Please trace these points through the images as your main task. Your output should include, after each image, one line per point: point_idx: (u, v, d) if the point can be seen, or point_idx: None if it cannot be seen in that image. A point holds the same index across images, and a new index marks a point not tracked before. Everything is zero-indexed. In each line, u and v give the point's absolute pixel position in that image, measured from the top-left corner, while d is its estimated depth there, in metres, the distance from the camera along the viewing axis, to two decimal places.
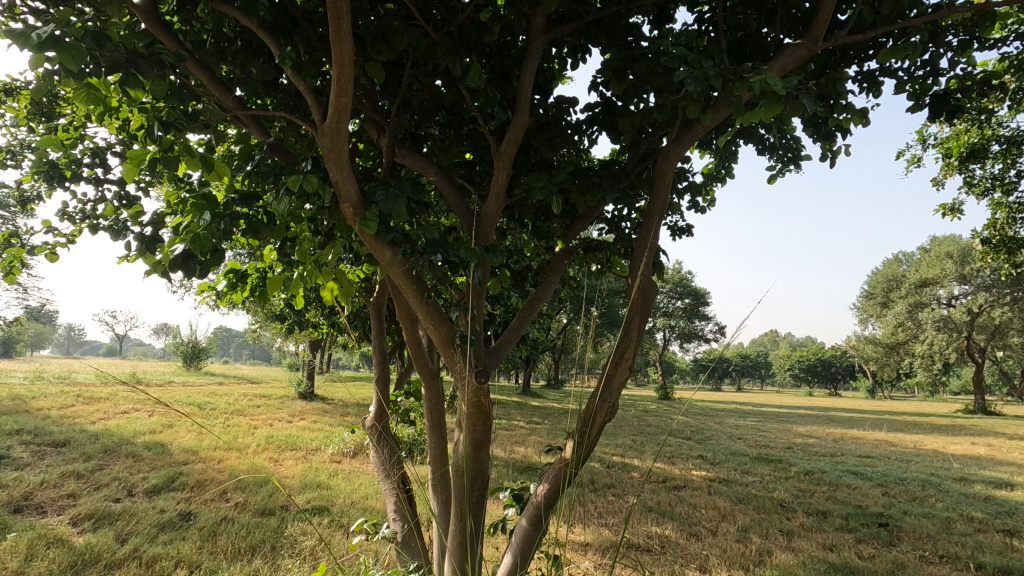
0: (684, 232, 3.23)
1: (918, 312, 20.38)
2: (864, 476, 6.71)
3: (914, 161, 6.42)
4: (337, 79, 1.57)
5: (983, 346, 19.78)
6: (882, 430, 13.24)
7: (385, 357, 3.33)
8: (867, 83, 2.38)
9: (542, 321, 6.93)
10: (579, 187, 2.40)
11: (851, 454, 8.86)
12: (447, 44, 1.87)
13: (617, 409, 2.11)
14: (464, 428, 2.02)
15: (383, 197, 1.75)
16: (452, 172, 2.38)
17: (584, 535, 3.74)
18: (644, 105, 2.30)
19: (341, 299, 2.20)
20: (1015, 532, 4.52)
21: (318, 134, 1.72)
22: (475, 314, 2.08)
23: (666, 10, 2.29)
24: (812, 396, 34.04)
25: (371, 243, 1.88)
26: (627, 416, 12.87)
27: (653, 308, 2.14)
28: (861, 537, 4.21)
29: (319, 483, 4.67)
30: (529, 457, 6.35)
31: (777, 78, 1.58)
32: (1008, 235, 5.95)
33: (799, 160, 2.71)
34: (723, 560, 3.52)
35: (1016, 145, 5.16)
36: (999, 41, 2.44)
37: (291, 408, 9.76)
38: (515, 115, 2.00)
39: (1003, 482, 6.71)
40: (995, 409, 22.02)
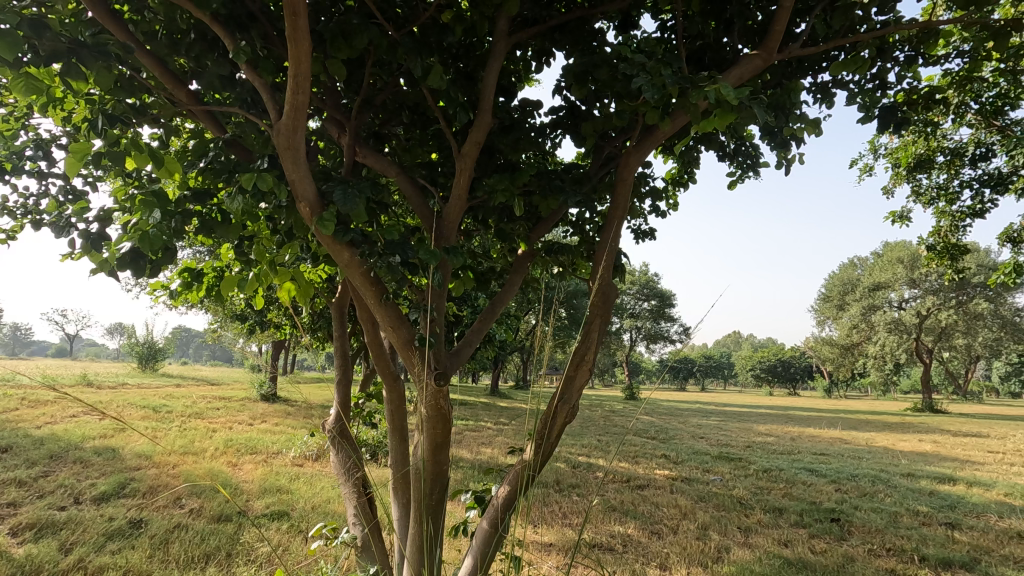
0: (647, 235, 3.30)
1: (872, 315, 21.23)
2: (818, 473, 6.94)
3: (866, 170, 6.71)
4: (294, 77, 1.54)
5: (931, 347, 20.73)
6: (837, 429, 13.73)
7: (348, 359, 3.29)
8: (820, 95, 2.47)
9: (510, 322, 6.95)
10: (541, 190, 2.41)
11: (807, 451, 9.16)
12: (409, 44, 1.85)
13: (578, 410, 2.11)
14: (423, 431, 2.00)
15: (341, 197, 1.71)
16: (414, 173, 2.36)
17: (547, 535, 3.76)
18: (606, 110, 2.33)
19: (298, 300, 2.16)
20: (957, 525, 4.75)
21: (274, 132, 1.67)
22: (435, 316, 2.06)
23: (630, 16, 2.32)
24: (773, 395, 35.02)
25: (329, 243, 1.83)
26: (593, 416, 13.01)
27: (613, 310, 2.16)
28: (814, 532, 4.35)
29: (279, 487, 4.56)
30: (495, 458, 6.34)
31: (730, 87, 1.62)
32: (952, 242, 6.27)
33: (757, 166, 2.79)
34: (682, 558, 3.58)
35: (960, 157, 5.44)
36: (943, 58, 2.56)
37: (252, 411, 9.52)
38: (478, 117, 1.99)
39: (946, 477, 7.05)
40: (941, 407, 23.10)
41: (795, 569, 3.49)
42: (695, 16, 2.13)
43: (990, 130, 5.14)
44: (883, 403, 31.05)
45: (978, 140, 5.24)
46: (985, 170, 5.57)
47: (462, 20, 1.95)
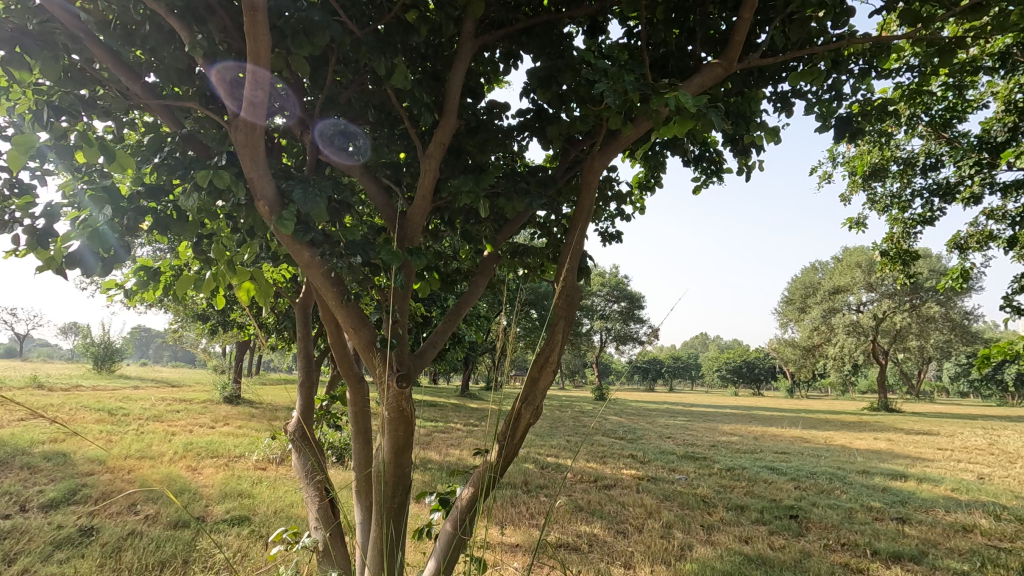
0: (614, 238, 3.34)
1: (831, 317, 21.96)
2: (779, 471, 7.15)
3: (825, 177, 6.92)
4: (252, 72, 1.50)
5: (887, 349, 21.56)
6: (797, 428, 14.14)
7: (312, 361, 3.22)
8: (780, 104, 2.55)
9: (479, 323, 6.93)
10: (508, 192, 2.41)
11: (768, 450, 9.43)
12: (372, 44, 1.82)
13: (543, 410, 2.12)
14: (385, 433, 1.97)
15: (301, 196, 1.67)
16: (379, 173, 2.33)
17: (514, 536, 3.77)
18: (572, 115, 2.35)
19: (258, 300, 2.11)
20: (906, 519, 4.95)
21: (232, 128, 1.63)
22: (397, 318, 2.04)
23: (597, 21, 2.34)
24: (738, 396, 35.77)
25: (288, 244, 1.79)
26: (562, 417, 13.11)
27: (578, 311, 2.17)
28: (774, 529, 4.47)
29: (240, 491, 4.45)
30: (463, 460, 6.32)
31: (689, 95, 1.65)
32: (903, 248, 6.54)
33: (720, 172, 2.86)
34: (646, 556, 3.64)
35: (912, 166, 5.67)
36: (895, 71, 2.67)
37: (214, 413, 9.24)
38: (443, 118, 1.98)
39: (898, 474, 7.34)
40: (895, 407, 24.06)
41: (755, 565, 3.58)
42: (659, 24, 2.17)
43: (940, 142, 5.35)
44: (842, 403, 32.07)
45: (929, 150, 5.45)
46: (934, 180, 5.82)
47: (427, 20, 1.92)
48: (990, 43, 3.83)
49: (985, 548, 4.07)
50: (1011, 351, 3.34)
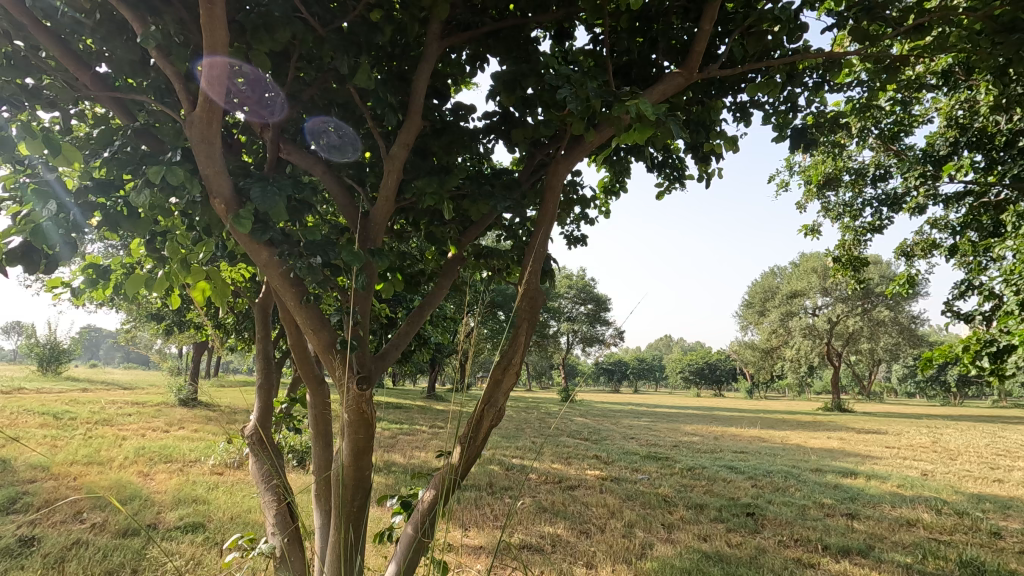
0: (579, 241, 3.38)
1: (789, 321, 22.74)
2: (737, 470, 7.35)
3: (782, 185, 7.16)
4: (209, 67, 1.47)
5: (840, 351, 22.42)
6: (755, 428, 14.57)
7: (271, 362, 3.14)
8: (739, 114, 2.63)
9: (445, 324, 6.89)
10: (472, 194, 2.41)
11: (727, 449, 9.68)
12: (335, 42, 1.79)
13: (505, 413, 2.11)
14: (344, 436, 1.93)
15: (259, 194, 1.63)
16: (342, 172, 2.30)
17: (477, 538, 3.77)
18: (537, 119, 2.38)
19: (214, 301, 2.04)
20: (855, 515, 5.16)
21: (186, 123, 1.58)
22: (358, 319, 2.01)
23: (563, 27, 2.37)
24: (700, 397, 36.61)
25: (245, 243, 1.75)
26: (528, 418, 13.16)
27: (541, 314, 2.18)
28: (731, 527, 4.59)
29: (194, 497, 4.30)
30: (428, 462, 6.27)
31: (649, 103, 1.69)
32: (854, 255, 6.83)
33: (682, 179, 2.93)
34: (608, 555, 3.69)
35: (862, 177, 5.93)
36: (847, 86, 2.79)
37: (168, 416, 8.89)
38: (407, 118, 1.97)
39: (849, 472, 7.65)
40: (847, 407, 25.04)
41: (712, 561, 3.67)
42: (623, 32, 2.21)
43: (888, 154, 5.61)
44: (799, 404, 33.22)
45: (878, 162, 5.70)
46: (883, 190, 6.10)
47: (392, 21, 1.91)
48: (933, 62, 4.03)
49: (926, 541, 4.28)
50: (951, 353, 3.52)
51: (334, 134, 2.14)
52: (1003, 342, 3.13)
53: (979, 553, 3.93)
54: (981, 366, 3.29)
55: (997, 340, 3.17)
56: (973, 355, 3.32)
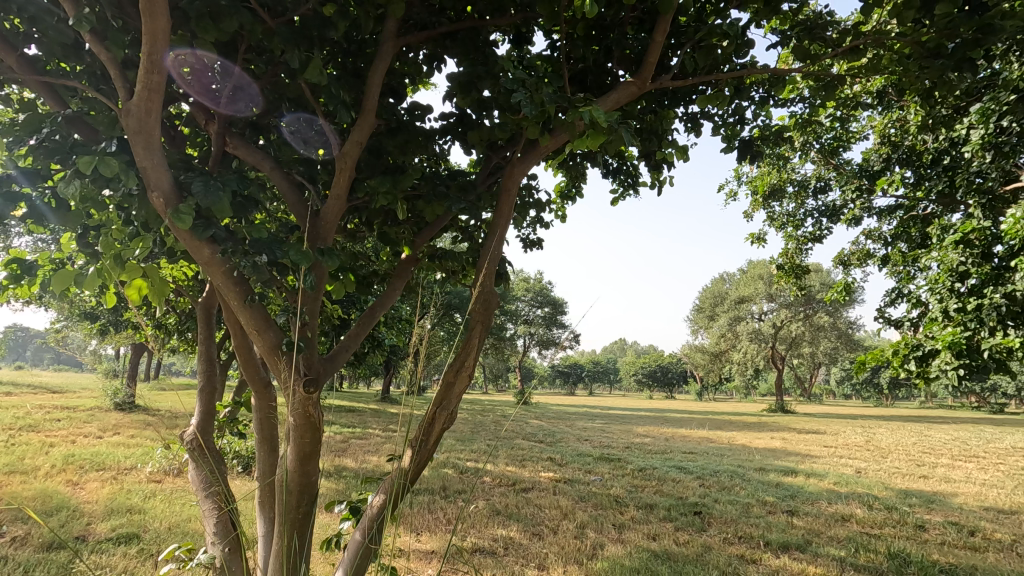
0: (535, 245, 3.41)
1: (736, 325, 23.61)
2: (686, 470, 7.56)
3: (731, 195, 7.43)
4: (148, 54, 1.39)
5: (783, 355, 23.43)
6: (703, 429, 15.03)
7: (214, 364, 3.00)
8: (690, 124, 2.72)
9: (400, 325, 6.81)
10: (427, 195, 2.39)
11: (677, 450, 9.94)
12: (285, 35, 1.73)
13: (457, 416, 2.09)
14: (290, 441, 1.86)
15: (202, 188, 1.56)
16: (291, 169, 2.23)
17: (429, 543, 3.72)
18: (494, 122, 2.38)
19: (151, 300, 1.93)
20: (795, 511, 5.39)
21: (122, 112, 1.49)
22: (306, 320, 1.95)
23: (521, 31, 2.38)
24: (652, 399, 37.48)
25: (186, 239, 1.66)
26: (484, 421, 13.15)
27: (494, 316, 2.18)
28: (679, 526, 4.71)
29: (129, 507, 4.07)
30: (380, 466, 6.16)
31: (602, 111, 1.72)
32: (796, 263, 7.15)
33: (636, 185, 2.99)
34: (560, 557, 3.71)
35: (804, 188, 6.23)
36: (790, 101, 2.91)
37: (102, 421, 8.39)
38: (360, 116, 1.93)
39: (789, 470, 7.98)
40: (790, 408, 26.17)
41: (660, 560, 3.74)
42: (578, 40, 2.23)
43: (828, 168, 5.91)
44: (744, 405, 34.54)
45: (819, 175, 5.99)
46: (823, 202, 6.41)
47: (345, 15, 1.85)
48: (869, 82, 4.27)
49: (859, 535, 4.51)
50: (882, 357, 3.72)
51: (304, 126, 2.10)
52: (928, 347, 3.34)
53: (905, 545, 4.16)
54: (908, 369, 3.50)
55: (922, 345, 3.37)
56: (902, 359, 3.52)
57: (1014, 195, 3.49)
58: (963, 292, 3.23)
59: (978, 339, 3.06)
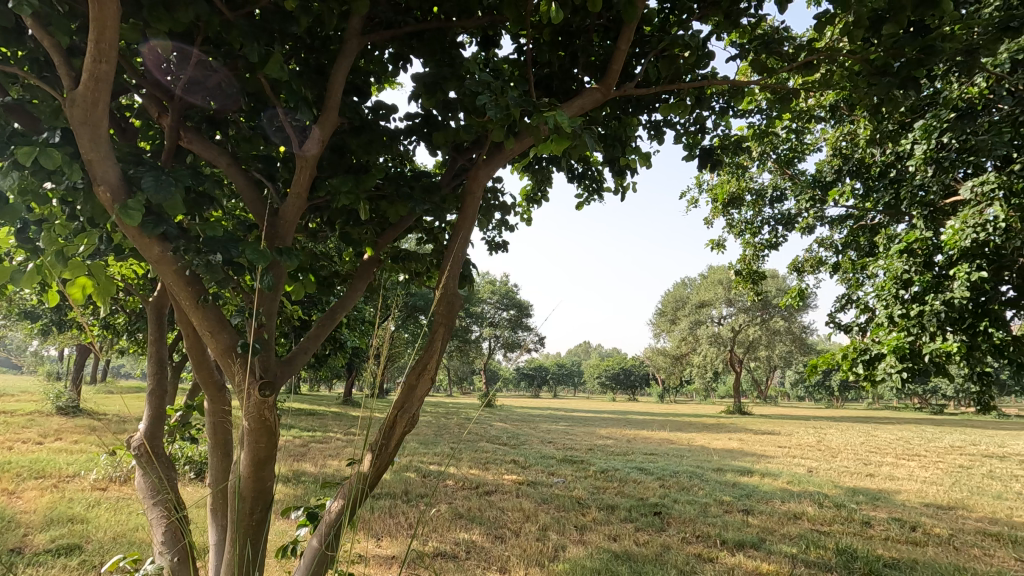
0: (500, 247, 3.41)
1: (697, 329, 24.20)
2: (647, 472, 7.68)
3: (692, 202, 7.61)
4: (95, 41, 1.32)
5: (741, 358, 24.13)
6: (664, 431, 15.33)
7: (165, 366, 2.88)
8: (653, 132, 2.77)
9: (362, 327, 6.70)
10: (390, 196, 2.36)
11: (638, 452, 10.11)
12: (245, 27, 1.67)
13: (419, 419, 2.06)
14: (244, 445, 1.80)
15: (152, 184, 1.48)
16: (250, 166, 2.16)
17: (389, 548, 3.66)
18: (459, 124, 2.37)
19: (96, 299, 1.83)
20: (750, 510, 5.55)
21: (66, 102, 1.41)
22: (262, 321, 1.89)
23: (488, 34, 2.38)
24: (614, 402, 37.98)
25: (134, 236, 1.59)
26: (448, 424, 13.06)
27: (458, 318, 2.16)
28: (639, 526, 4.78)
29: (70, 516, 3.86)
30: (340, 471, 6.04)
31: (566, 116, 1.74)
32: (753, 269, 7.38)
33: (601, 190, 3.03)
34: (522, 559, 3.72)
35: (762, 197, 6.44)
36: (749, 112, 3.01)
37: (43, 426, 7.94)
38: (323, 114, 1.89)
39: (746, 470, 8.22)
40: (747, 410, 26.96)
41: (620, 560, 3.79)
42: (545, 45, 2.25)
43: (784, 177, 6.13)
44: (703, 407, 35.43)
45: (776, 184, 6.20)
46: (779, 210, 6.64)
47: (308, 11, 1.81)
48: (822, 96, 4.45)
49: (809, 533, 4.68)
50: (832, 361, 3.87)
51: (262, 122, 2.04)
52: (874, 351, 3.50)
53: (852, 541, 4.34)
54: (856, 372, 3.65)
55: (869, 349, 3.53)
56: (850, 363, 3.68)
57: (953, 207, 3.70)
58: (906, 299, 3.37)
59: (920, 343, 3.22)
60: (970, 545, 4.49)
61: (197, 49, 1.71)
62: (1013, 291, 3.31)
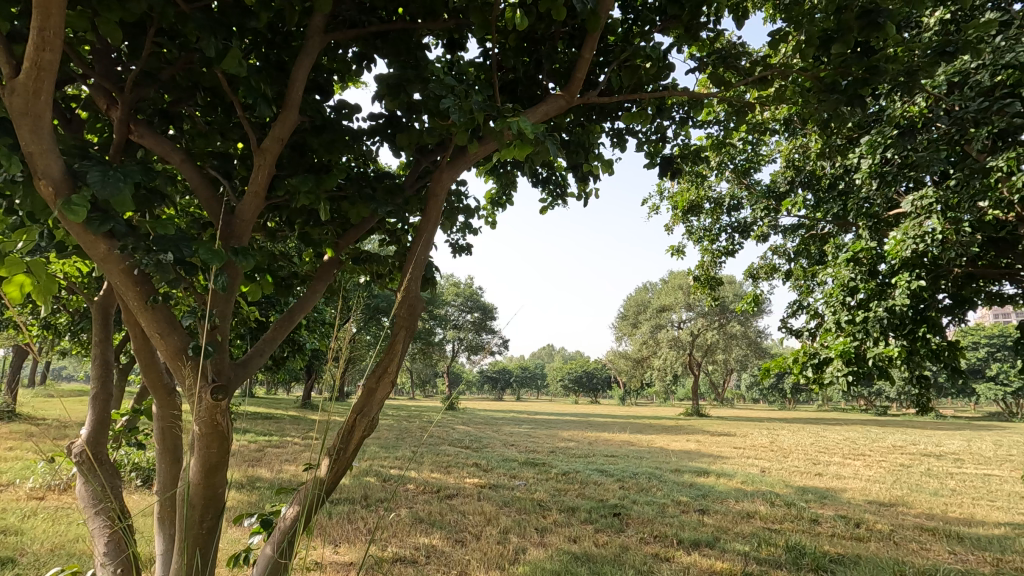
0: (464, 250, 3.41)
1: (658, 333, 24.71)
2: (607, 473, 7.79)
3: (654, 209, 7.77)
4: (37, 28, 1.25)
5: (700, 361, 24.76)
6: (624, 433, 15.58)
7: (111, 368, 2.75)
8: (616, 139, 2.83)
9: (323, 329, 6.56)
10: (352, 197, 2.32)
11: (600, 454, 10.23)
12: (201, 20, 1.62)
13: (378, 423, 2.03)
14: (194, 451, 1.74)
15: (98, 179, 1.42)
16: (205, 162, 2.09)
17: (347, 555, 3.59)
18: (423, 126, 2.36)
19: (35, 298, 1.73)
20: (706, 510, 5.70)
21: (5, 90, 1.33)
22: (216, 322, 1.83)
23: (454, 37, 2.38)
24: (577, 404, 38.33)
25: (79, 234, 1.52)
26: (410, 427, 12.91)
27: (419, 322, 2.15)
28: (599, 527, 4.85)
29: (3, 528, 3.64)
30: (298, 476, 5.89)
31: (529, 122, 1.75)
32: (711, 275, 7.60)
33: (564, 196, 3.07)
34: (482, 563, 3.71)
35: (720, 205, 6.63)
36: (709, 124, 3.10)
37: None
38: (282, 112, 1.84)
39: (702, 471, 8.42)
40: (704, 412, 27.65)
41: (580, 561, 3.84)
42: (510, 51, 2.27)
43: (741, 187, 6.33)
44: (662, 409, 36.19)
45: (733, 193, 6.40)
46: (736, 219, 6.86)
47: (268, 6, 1.76)
48: (777, 110, 4.63)
49: (761, 531, 4.84)
50: (784, 364, 4.03)
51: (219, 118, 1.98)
52: (823, 355, 3.66)
53: (800, 538, 4.52)
54: (806, 375, 3.80)
55: (819, 353, 3.69)
56: (801, 367, 3.83)
57: (895, 219, 3.90)
58: (852, 306, 3.53)
59: (864, 348, 3.39)
60: (909, 540, 4.73)
61: (150, 40, 1.65)
62: (949, 299, 3.52)
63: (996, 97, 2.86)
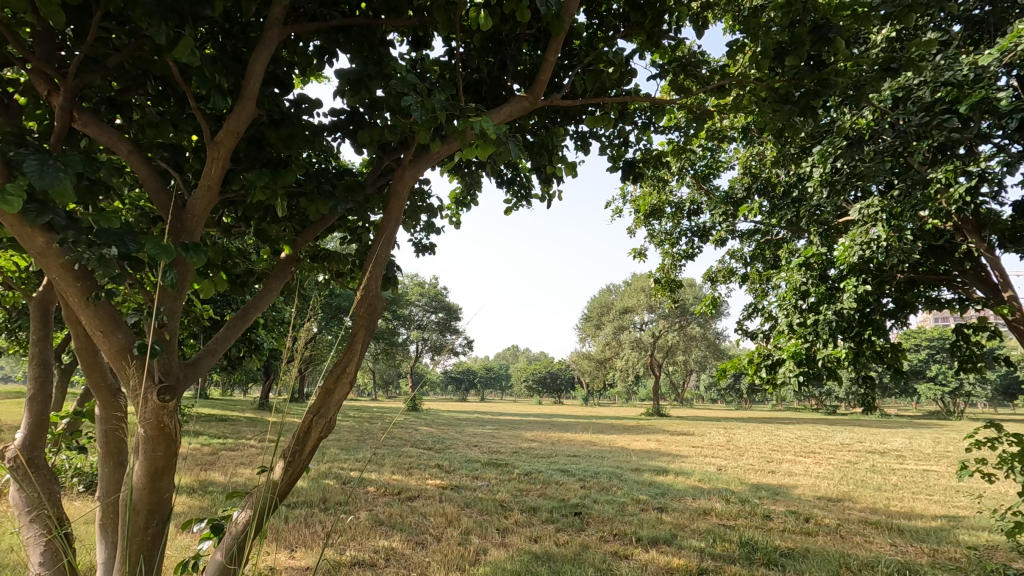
0: (428, 249, 3.39)
1: (621, 335, 25.11)
2: (569, 473, 7.86)
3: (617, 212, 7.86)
4: None
5: (661, 363, 25.27)
6: (587, 433, 15.74)
7: (50, 368, 2.60)
8: (580, 143, 2.86)
9: (280, 328, 6.37)
10: (310, 193, 2.27)
11: (562, 454, 10.30)
12: (150, 5, 1.54)
13: (335, 424, 2.00)
14: (139, 455, 1.66)
15: (34, 167, 1.34)
16: (155, 153, 2.00)
17: (304, 559, 3.51)
18: (385, 123, 2.33)
19: None
20: (664, 508, 5.81)
21: None
22: (164, 320, 1.76)
23: (418, 35, 2.35)
24: (541, 405, 38.53)
25: (13, 225, 1.44)
26: (371, 429, 12.70)
27: (379, 321, 2.12)
28: (560, 527, 4.88)
29: None
30: (253, 480, 5.71)
31: (491, 123, 1.75)
32: (672, 278, 7.75)
33: (529, 197, 3.09)
34: (442, 564, 3.68)
35: (680, 210, 6.76)
36: (669, 130, 3.16)
37: None
38: (238, 104, 1.79)
39: (661, 470, 8.59)
40: (665, 412, 28.22)
41: (540, 561, 3.86)
42: (474, 51, 2.26)
43: (701, 193, 6.48)
44: (624, 410, 36.79)
45: (693, 199, 6.54)
46: (696, 223, 7.01)
47: None
48: (734, 118, 4.76)
49: (717, 527, 4.97)
50: (739, 365, 4.15)
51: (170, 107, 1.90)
52: (776, 356, 3.79)
53: (753, 534, 4.66)
54: (760, 376, 3.93)
55: (772, 354, 3.82)
56: (756, 367, 3.95)
57: (844, 227, 4.06)
58: (804, 309, 3.65)
59: (815, 349, 3.52)
60: (855, 533, 4.94)
61: (95, 24, 1.56)
62: (893, 303, 3.70)
63: (936, 112, 3.01)
